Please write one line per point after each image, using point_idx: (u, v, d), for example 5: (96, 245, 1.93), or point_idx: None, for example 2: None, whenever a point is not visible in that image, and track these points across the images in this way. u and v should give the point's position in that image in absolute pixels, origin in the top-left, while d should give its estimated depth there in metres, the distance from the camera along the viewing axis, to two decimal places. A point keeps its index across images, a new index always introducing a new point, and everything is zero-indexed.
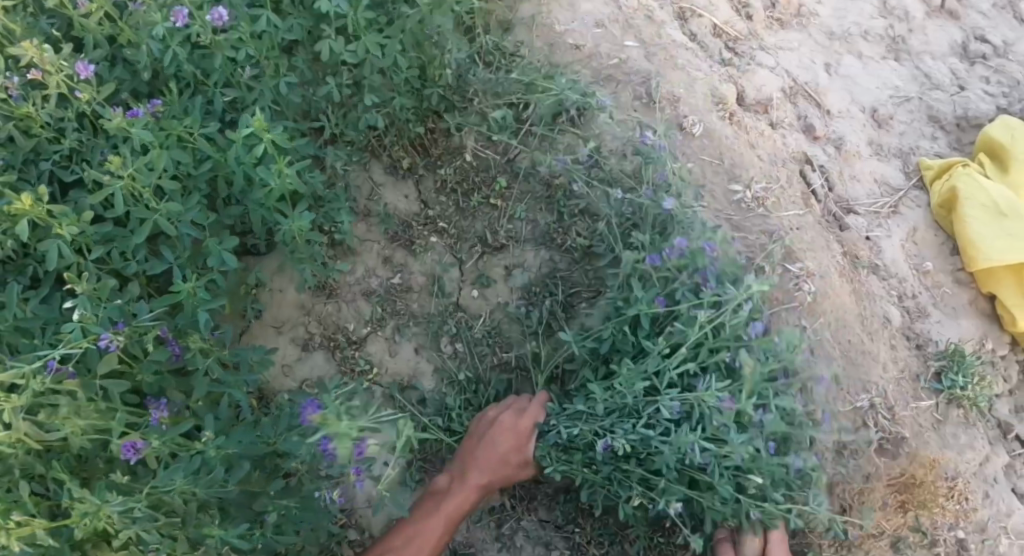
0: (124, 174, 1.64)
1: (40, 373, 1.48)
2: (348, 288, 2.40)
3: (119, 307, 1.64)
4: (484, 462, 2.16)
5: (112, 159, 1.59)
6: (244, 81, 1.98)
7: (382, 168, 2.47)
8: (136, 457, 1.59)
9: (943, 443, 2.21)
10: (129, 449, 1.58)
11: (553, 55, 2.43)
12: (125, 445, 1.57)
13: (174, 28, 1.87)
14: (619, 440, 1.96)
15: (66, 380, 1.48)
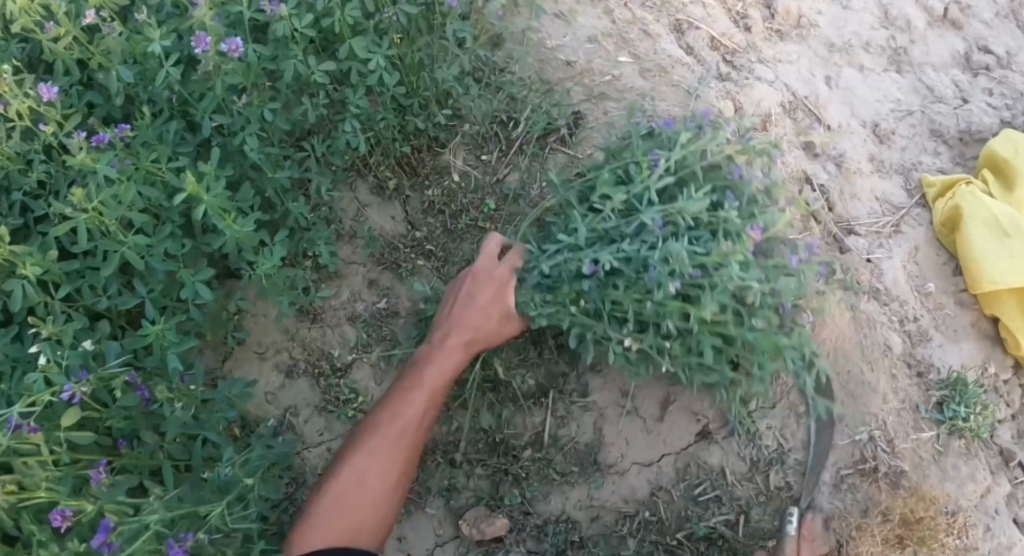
0: (88, 208, 1.52)
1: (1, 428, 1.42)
2: (333, 312, 2.33)
3: (82, 352, 1.56)
4: (465, 317, 2.13)
5: (75, 192, 1.49)
6: (235, 108, 1.85)
7: (368, 188, 2.39)
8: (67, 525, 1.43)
9: (944, 476, 2.13)
10: (57, 517, 1.43)
11: (542, 71, 2.36)
12: (54, 514, 1.42)
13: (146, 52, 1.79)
14: (604, 260, 1.98)
15: (27, 434, 1.41)
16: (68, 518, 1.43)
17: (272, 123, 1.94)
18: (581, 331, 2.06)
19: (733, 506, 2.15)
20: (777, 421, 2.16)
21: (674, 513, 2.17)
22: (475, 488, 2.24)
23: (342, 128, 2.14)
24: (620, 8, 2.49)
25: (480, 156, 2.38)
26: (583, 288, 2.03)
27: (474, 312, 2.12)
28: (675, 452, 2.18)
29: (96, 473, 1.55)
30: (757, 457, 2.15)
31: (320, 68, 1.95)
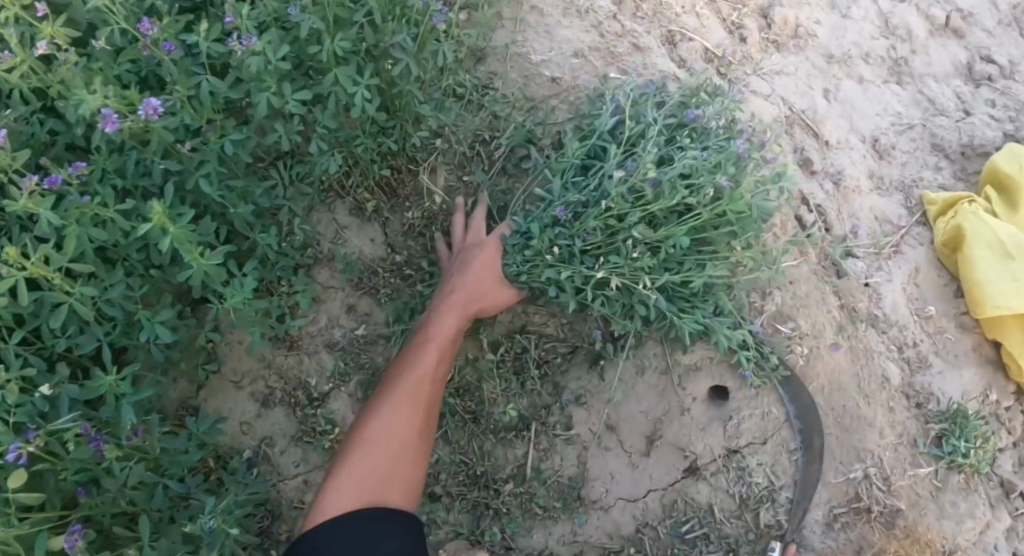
0: (31, 260, 1.44)
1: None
2: (310, 339, 2.25)
3: (30, 406, 1.48)
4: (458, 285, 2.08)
5: (10, 248, 1.41)
6: (184, 154, 1.78)
7: (347, 209, 2.29)
8: None
9: (941, 514, 2.05)
10: None
11: (527, 87, 2.27)
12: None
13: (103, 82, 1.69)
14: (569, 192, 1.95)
15: None
16: None
17: (234, 155, 1.87)
18: (551, 274, 1.95)
19: (721, 544, 2.08)
20: (768, 457, 2.07)
21: (661, 550, 2.10)
22: (455, 522, 2.17)
23: (313, 152, 2.01)
24: (608, 20, 2.39)
25: (462, 176, 2.29)
26: (550, 232, 1.97)
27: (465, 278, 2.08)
28: (661, 488, 2.11)
29: (70, 535, 1.47)
30: (746, 494, 2.07)
31: (296, 97, 1.87)
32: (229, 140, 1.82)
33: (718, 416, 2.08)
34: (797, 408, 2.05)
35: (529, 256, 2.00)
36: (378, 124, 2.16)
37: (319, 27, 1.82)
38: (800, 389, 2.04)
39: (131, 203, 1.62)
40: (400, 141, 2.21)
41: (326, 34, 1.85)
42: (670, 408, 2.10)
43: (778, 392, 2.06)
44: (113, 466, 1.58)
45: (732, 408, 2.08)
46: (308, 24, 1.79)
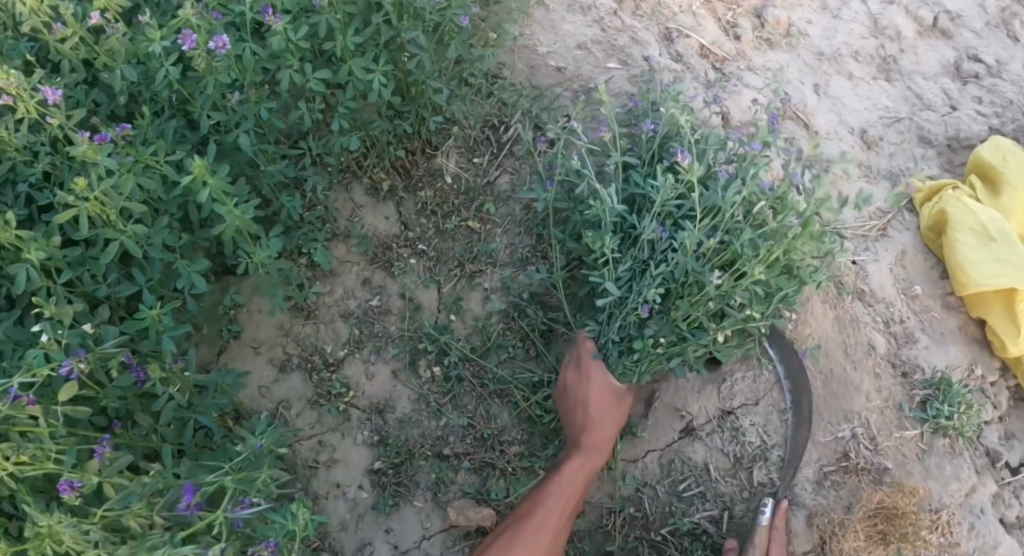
0: (91, 195, 1.64)
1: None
2: (327, 309, 2.38)
3: (82, 332, 1.64)
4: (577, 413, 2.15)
5: (77, 182, 1.60)
6: (230, 105, 1.97)
7: (363, 190, 2.43)
8: (74, 495, 1.43)
9: (927, 475, 2.14)
10: (65, 486, 1.42)
11: (535, 78, 2.44)
12: (61, 483, 1.42)
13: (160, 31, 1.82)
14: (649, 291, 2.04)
15: (28, 405, 1.41)
16: (75, 490, 1.43)
17: (267, 123, 2.05)
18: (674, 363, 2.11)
19: (717, 502, 2.18)
20: (760, 417, 2.19)
21: (658, 509, 2.20)
22: (462, 482, 2.27)
23: (335, 128, 2.15)
24: (610, 15, 2.57)
25: (472, 158, 2.45)
26: (649, 336, 2.08)
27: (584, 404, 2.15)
28: (659, 449, 2.23)
29: (99, 447, 1.57)
30: (740, 453, 2.19)
31: (315, 77, 2.04)
32: (264, 108, 2.01)
33: (712, 380, 2.22)
34: (787, 368, 2.16)
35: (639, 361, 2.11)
36: (394, 108, 2.30)
37: (333, 25, 1.99)
38: (789, 351, 2.15)
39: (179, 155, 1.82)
40: (415, 125, 2.36)
41: (338, 32, 2.01)
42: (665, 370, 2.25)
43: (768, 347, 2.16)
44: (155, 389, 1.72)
45: (726, 371, 2.21)
46: (324, 25, 1.97)
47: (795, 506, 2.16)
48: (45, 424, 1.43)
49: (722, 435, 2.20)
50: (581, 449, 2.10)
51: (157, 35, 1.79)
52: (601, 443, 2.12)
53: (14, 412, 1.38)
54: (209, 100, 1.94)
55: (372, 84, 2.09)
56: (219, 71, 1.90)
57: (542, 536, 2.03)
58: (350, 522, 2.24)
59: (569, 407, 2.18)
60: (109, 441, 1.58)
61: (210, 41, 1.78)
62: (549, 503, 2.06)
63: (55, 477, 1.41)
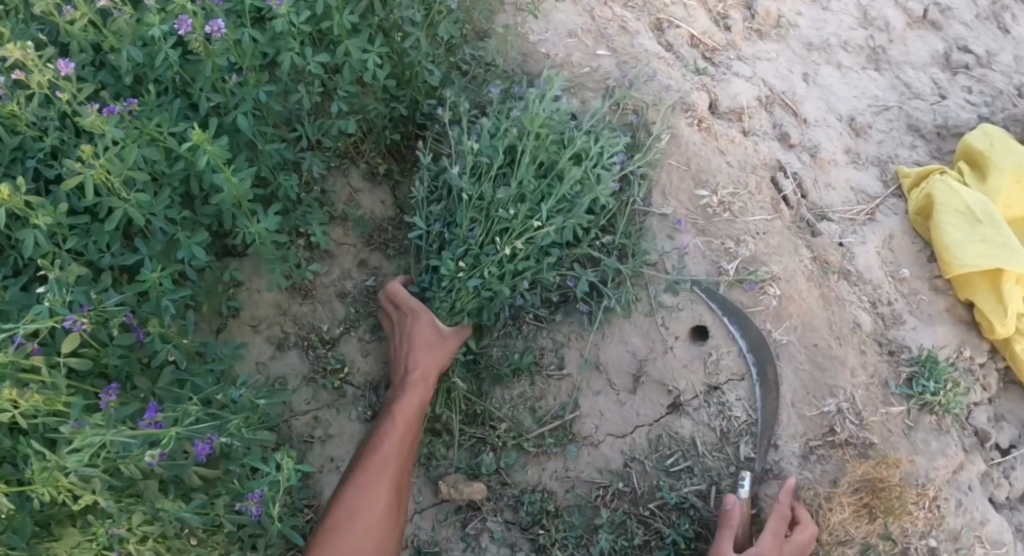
0: (96, 162, 1.73)
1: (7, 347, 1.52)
2: (323, 289, 2.44)
3: (86, 290, 1.73)
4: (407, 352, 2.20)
5: (84, 149, 1.69)
6: (227, 88, 2.03)
7: (360, 174, 2.50)
8: (80, 436, 1.53)
9: (913, 449, 2.17)
10: (72, 426, 1.53)
11: (527, 64, 2.49)
12: (69, 424, 1.53)
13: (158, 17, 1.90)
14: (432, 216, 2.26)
15: (31, 353, 1.51)
16: (81, 431, 1.53)
17: (266, 105, 2.13)
18: (474, 282, 2.15)
19: (704, 477, 2.22)
20: (745, 392, 2.22)
21: (646, 483, 2.24)
22: (454, 458, 2.32)
23: (333, 110, 2.20)
24: (601, 6, 2.63)
25: None
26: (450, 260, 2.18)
27: (413, 345, 2.21)
28: (647, 424, 2.26)
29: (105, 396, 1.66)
30: (727, 428, 2.22)
31: (316, 59, 2.10)
32: (263, 91, 2.08)
33: (699, 354, 2.24)
34: (748, 341, 2.21)
35: (447, 285, 2.20)
36: (390, 93, 2.36)
37: (331, 5, 2.04)
38: (749, 323, 2.21)
39: (183, 127, 1.91)
40: (410, 108, 2.42)
41: (335, 10, 2.06)
42: (655, 347, 2.25)
43: (709, 304, 2.24)
44: (155, 345, 1.82)
45: (712, 345, 2.24)
46: (322, 5, 2.02)
47: (781, 480, 2.18)
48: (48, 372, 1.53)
49: (709, 413, 2.23)
50: (407, 384, 2.17)
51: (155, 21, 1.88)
52: (429, 379, 2.19)
53: (18, 357, 1.50)
54: (208, 82, 2.01)
55: (367, 64, 2.14)
56: (217, 54, 1.96)
57: (386, 477, 2.10)
58: None
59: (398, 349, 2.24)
60: (113, 391, 1.66)
61: (206, 26, 1.85)
62: (388, 442, 2.13)
63: (62, 419, 1.52)
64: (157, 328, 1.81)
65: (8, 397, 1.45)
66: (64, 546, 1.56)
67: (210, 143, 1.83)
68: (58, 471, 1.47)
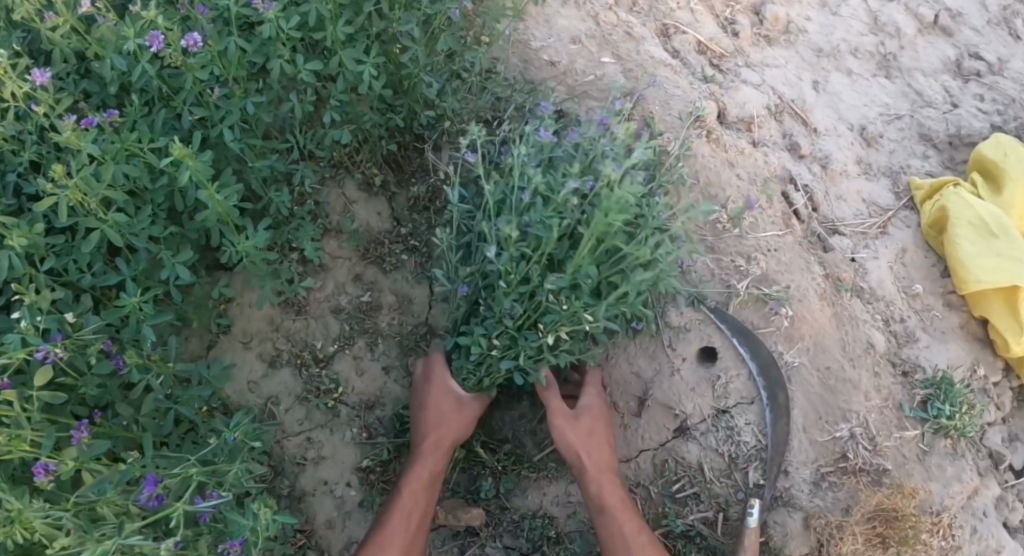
0: (71, 182, 1.62)
1: None
2: (317, 304, 2.35)
3: (61, 316, 1.62)
4: (423, 416, 2.15)
5: (57, 168, 1.58)
6: (212, 101, 1.91)
7: (356, 184, 2.41)
8: (48, 478, 1.43)
9: (928, 475, 2.10)
10: (39, 468, 1.43)
11: (528, 71, 2.40)
12: (36, 465, 1.42)
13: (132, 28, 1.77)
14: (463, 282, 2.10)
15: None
16: (49, 473, 1.44)
17: (255, 116, 2.02)
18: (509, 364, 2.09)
19: (711, 503, 2.14)
20: (755, 417, 2.14)
21: (651, 509, 2.17)
22: (452, 482, 2.25)
23: (327, 122, 2.10)
24: (605, 10, 2.53)
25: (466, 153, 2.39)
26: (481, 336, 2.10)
27: (429, 409, 2.15)
28: (652, 449, 2.18)
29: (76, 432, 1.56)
30: (735, 454, 2.14)
31: (308, 67, 1.99)
32: (252, 102, 1.97)
33: (706, 377, 2.16)
34: (758, 363, 2.12)
35: (476, 360, 2.12)
36: (387, 102, 2.27)
37: (324, 14, 1.94)
38: (759, 344, 2.12)
39: (165, 141, 1.80)
40: (407, 119, 2.33)
41: (329, 20, 1.95)
42: (661, 369, 2.18)
43: (720, 325, 2.15)
44: (135, 375, 1.71)
45: (721, 367, 2.16)
46: (314, 13, 1.92)
47: (791, 507, 2.11)
48: (17, 410, 1.42)
49: (717, 440, 2.15)
50: (417, 448, 2.09)
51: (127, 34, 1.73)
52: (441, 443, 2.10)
53: None
54: (191, 94, 1.89)
55: (363, 76, 2.05)
56: (196, 67, 1.83)
57: (395, 545, 2.01)
58: (337, 520, 2.22)
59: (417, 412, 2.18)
60: (87, 427, 1.55)
61: (183, 40, 1.76)
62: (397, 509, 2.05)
63: (29, 460, 1.42)
64: (138, 357, 1.71)
65: None
66: None
67: (192, 159, 1.71)
68: (29, 514, 1.37)
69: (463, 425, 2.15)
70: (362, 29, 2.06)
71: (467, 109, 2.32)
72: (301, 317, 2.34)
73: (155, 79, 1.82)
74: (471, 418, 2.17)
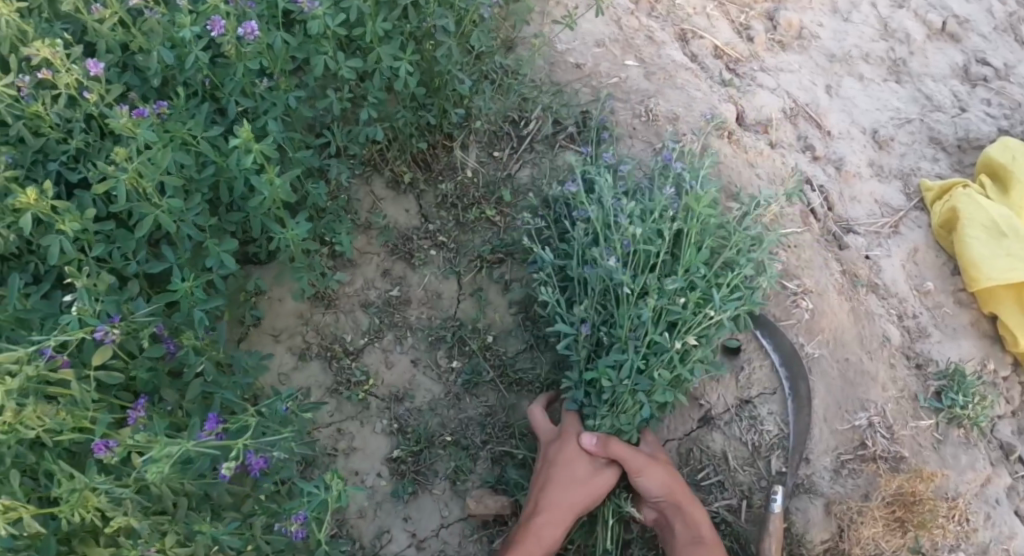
0: (129, 166, 1.67)
1: (34, 359, 1.44)
2: (347, 298, 2.40)
3: (116, 298, 1.65)
4: (549, 480, 2.08)
5: (118, 152, 1.64)
6: (257, 92, 1.98)
7: (384, 182, 2.47)
8: (110, 455, 1.46)
9: (943, 463, 2.18)
10: (100, 445, 1.46)
11: (553, 74, 2.50)
12: (97, 443, 1.45)
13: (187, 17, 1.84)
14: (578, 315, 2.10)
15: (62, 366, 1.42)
16: (110, 450, 1.46)
17: (296, 110, 2.07)
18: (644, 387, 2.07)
19: (735, 491, 2.21)
20: (776, 406, 2.23)
21: None
22: (482, 472, 2.29)
23: (362, 118, 2.17)
24: (627, 15, 2.63)
25: (492, 153, 2.49)
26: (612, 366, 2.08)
27: (557, 472, 2.08)
28: (678, 437, 2.26)
29: (132, 413, 1.60)
30: (758, 443, 2.21)
31: (349, 64, 2.05)
32: (294, 96, 2.03)
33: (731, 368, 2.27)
34: (782, 354, 2.23)
35: (610, 397, 2.09)
36: (419, 100, 2.34)
37: (365, 11, 2.01)
38: (781, 337, 2.22)
39: (216, 131, 1.85)
40: (438, 117, 2.40)
41: (369, 16, 2.03)
42: None
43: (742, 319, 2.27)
44: (186, 358, 1.76)
45: (744, 359, 2.27)
46: (356, 10, 2.00)
47: (813, 494, 2.17)
48: (78, 387, 1.45)
49: (739, 427, 2.23)
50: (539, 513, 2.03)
51: (186, 21, 1.80)
52: (565, 511, 2.04)
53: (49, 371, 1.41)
54: (238, 85, 1.95)
55: (400, 72, 2.11)
56: (247, 57, 1.91)
57: None
58: (368, 510, 2.26)
59: (541, 475, 2.11)
60: (142, 407, 1.61)
61: (240, 28, 1.83)
62: None
63: (91, 437, 1.45)
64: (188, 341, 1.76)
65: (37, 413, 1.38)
66: None
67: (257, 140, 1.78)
68: (89, 491, 1.40)
69: (591, 496, 2.09)
70: (397, 28, 2.13)
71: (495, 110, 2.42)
72: (333, 311, 2.39)
73: (205, 70, 1.88)
74: (602, 484, 2.10)
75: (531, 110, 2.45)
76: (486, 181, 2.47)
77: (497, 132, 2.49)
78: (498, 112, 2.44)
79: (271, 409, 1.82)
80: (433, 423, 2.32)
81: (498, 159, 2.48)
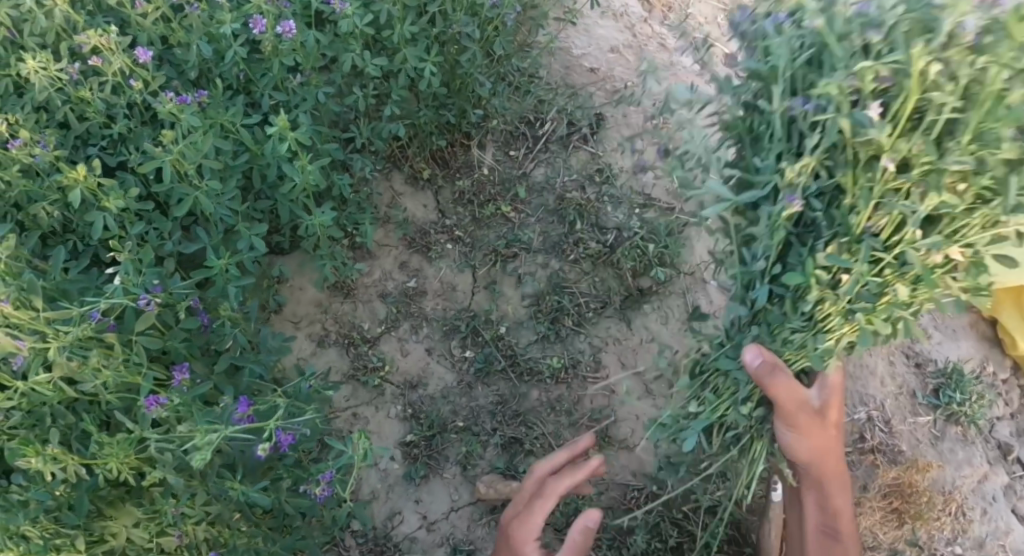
0: (173, 148, 1.80)
1: (85, 320, 1.58)
2: (365, 289, 2.49)
3: (157, 271, 1.77)
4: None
5: (166, 134, 1.77)
6: (290, 86, 2.09)
7: (403, 178, 2.57)
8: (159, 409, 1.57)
9: (939, 458, 2.25)
10: (150, 400, 1.57)
11: (569, 76, 2.64)
12: (147, 399, 1.56)
13: (229, 13, 1.97)
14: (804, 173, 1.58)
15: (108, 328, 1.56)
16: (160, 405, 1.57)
17: (325, 104, 2.17)
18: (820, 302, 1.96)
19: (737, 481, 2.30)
20: None
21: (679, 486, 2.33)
22: (492, 459, 2.35)
23: (386, 115, 2.27)
24: (640, 23, 2.76)
25: (508, 152, 2.60)
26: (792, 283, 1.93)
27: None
28: None
29: (178, 374, 1.68)
30: None
31: (375, 63, 2.15)
32: (323, 91, 2.13)
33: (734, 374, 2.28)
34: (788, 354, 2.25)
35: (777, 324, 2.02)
36: (440, 99, 2.43)
37: (393, 14, 2.14)
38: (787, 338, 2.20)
39: (253, 120, 1.97)
40: (458, 117, 2.50)
41: (397, 20, 2.15)
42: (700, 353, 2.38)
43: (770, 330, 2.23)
44: (220, 330, 1.88)
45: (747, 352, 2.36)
46: (385, 13, 2.12)
47: None
48: (121, 348, 1.57)
49: None
50: None
51: (227, 19, 1.95)
52: None
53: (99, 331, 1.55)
54: (272, 81, 2.07)
55: (424, 73, 2.22)
56: (283, 54, 2.03)
57: None
58: (381, 492, 2.33)
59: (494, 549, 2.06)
60: (185, 369, 1.69)
61: (279, 27, 1.96)
62: None
63: (141, 393, 1.56)
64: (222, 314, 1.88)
65: (94, 363, 1.52)
66: (119, 524, 1.63)
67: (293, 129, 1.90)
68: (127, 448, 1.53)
69: None
70: (422, 31, 2.24)
71: (514, 109, 2.55)
72: (351, 300, 2.47)
73: (243, 63, 2.00)
74: None
75: (547, 111, 2.59)
76: (501, 178, 2.57)
77: (512, 132, 2.60)
78: (515, 112, 2.56)
79: (294, 389, 1.96)
80: (444, 409, 2.40)
81: (514, 156, 2.59)
